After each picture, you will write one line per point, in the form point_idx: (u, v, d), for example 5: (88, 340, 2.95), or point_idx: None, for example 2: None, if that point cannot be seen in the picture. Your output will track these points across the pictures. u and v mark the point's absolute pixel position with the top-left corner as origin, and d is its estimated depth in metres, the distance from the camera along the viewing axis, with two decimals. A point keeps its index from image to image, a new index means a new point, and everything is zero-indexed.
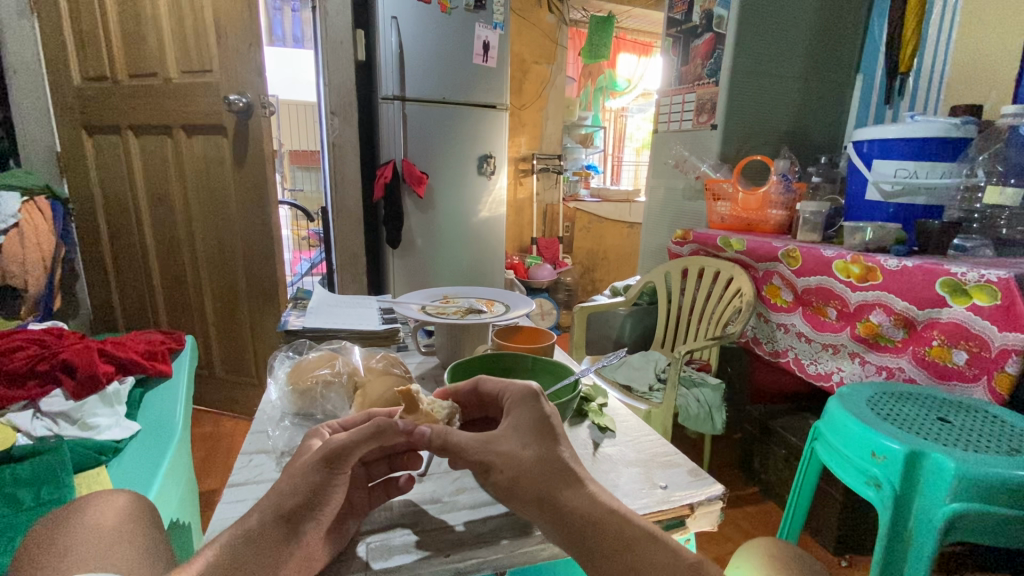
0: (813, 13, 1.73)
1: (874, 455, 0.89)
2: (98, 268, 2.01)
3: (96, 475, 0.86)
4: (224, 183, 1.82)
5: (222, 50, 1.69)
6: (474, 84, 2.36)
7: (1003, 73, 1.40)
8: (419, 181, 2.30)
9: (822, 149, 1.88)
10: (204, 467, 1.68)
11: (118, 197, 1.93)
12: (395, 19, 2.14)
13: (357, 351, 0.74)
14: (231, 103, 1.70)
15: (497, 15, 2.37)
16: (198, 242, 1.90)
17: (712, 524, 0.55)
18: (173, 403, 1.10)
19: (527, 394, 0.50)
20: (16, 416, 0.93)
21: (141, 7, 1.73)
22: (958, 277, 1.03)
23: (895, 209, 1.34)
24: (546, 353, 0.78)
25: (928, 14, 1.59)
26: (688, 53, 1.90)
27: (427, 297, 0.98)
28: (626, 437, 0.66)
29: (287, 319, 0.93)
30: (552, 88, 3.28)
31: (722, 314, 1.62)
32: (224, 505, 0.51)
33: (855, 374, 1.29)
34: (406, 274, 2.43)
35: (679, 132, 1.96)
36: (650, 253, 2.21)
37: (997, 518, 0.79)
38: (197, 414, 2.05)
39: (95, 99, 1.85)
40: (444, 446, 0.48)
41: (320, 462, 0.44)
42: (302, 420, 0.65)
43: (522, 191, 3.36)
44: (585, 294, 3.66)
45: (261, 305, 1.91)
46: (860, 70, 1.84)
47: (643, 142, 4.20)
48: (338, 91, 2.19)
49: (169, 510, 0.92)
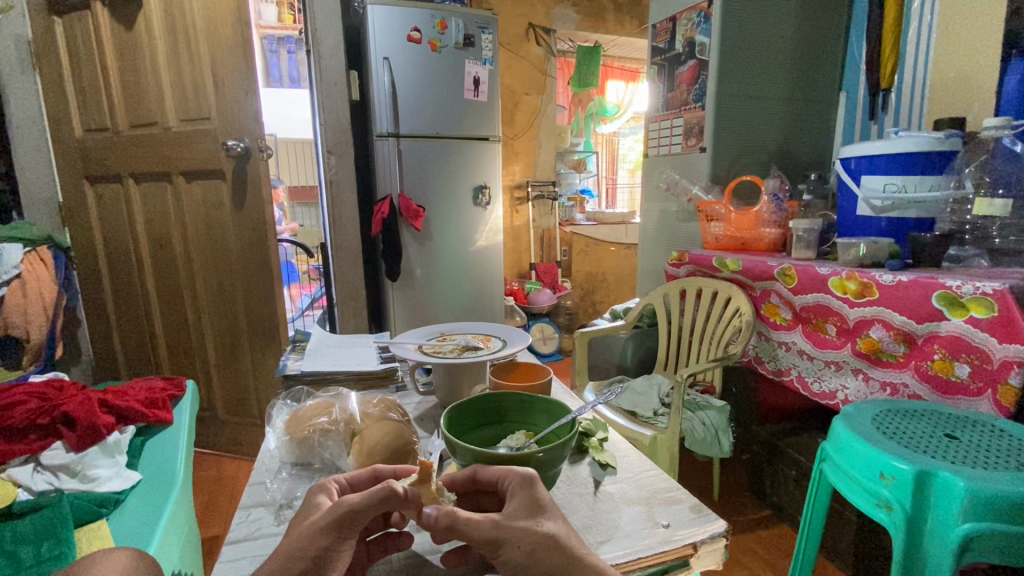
0: (793, 36, 1.78)
1: (883, 476, 0.88)
2: (100, 314, 2.03)
3: (97, 529, 0.85)
4: (224, 225, 1.84)
5: (220, 98, 1.74)
6: (466, 117, 2.41)
7: (982, 86, 1.43)
8: (416, 215, 2.33)
9: (811, 166, 1.90)
10: (206, 512, 1.66)
11: (120, 243, 1.95)
12: (387, 59, 2.22)
13: (355, 397, 0.73)
14: (228, 148, 1.74)
15: (487, 51, 2.43)
16: (198, 285, 1.92)
17: (716, 562, 0.54)
18: (174, 450, 1.09)
19: (526, 479, 0.48)
20: (16, 471, 0.93)
21: (141, 60, 1.78)
22: (954, 290, 1.03)
23: (887, 223, 1.34)
24: (543, 390, 0.79)
25: (905, 33, 1.63)
26: (673, 79, 1.94)
27: (424, 335, 0.98)
28: (627, 473, 0.66)
29: (285, 363, 0.94)
30: (544, 117, 3.35)
31: (722, 334, 1.62)
32: (221, 564, 0.50)
33: (859, 391, 1.28)
34: (407, 306, 2.45)
35: (669, 155, 1.99)
36: (647, 275, 2.22)
37: (1012, 538, 0.78)
38: (199, 457, 2.03)
39: (96, 150, 1.89)
40: (450, 525, 0.44)
41: (329, 526, 0.44)
42: (300, 470, 0.65)
43: (519, 218, 3.40)
44: (586, 316, 3.67)
45: (263, 345, 1.92)
46: (842, 88, 1.87)
47: (636, 163, 4.26)
48: (334, 130, 2.24)
49: (169, 562, 0.90)
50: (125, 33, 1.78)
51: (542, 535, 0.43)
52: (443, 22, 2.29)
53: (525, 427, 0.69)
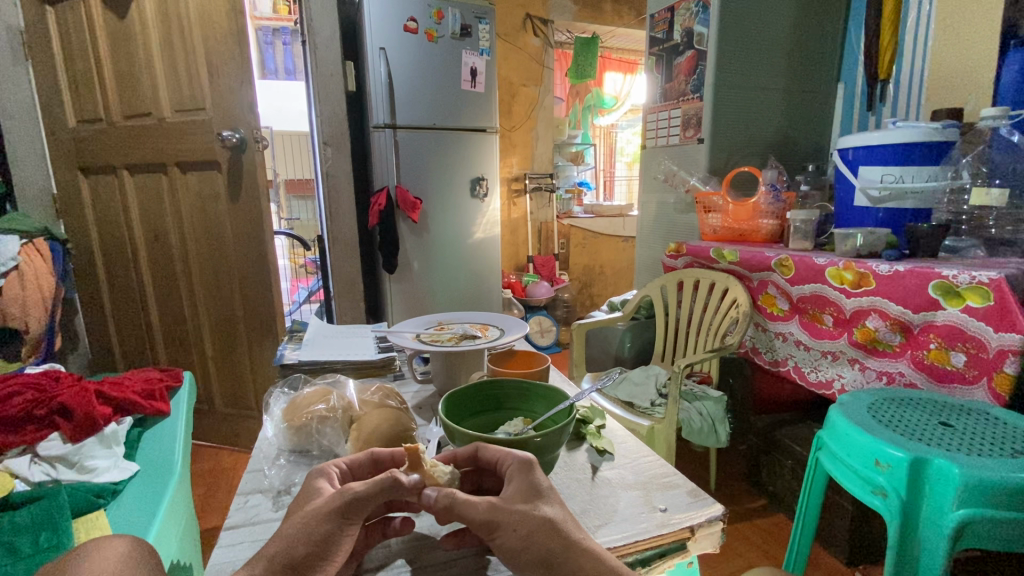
0: (792, 26, 1.77)
1: (878, 463, 0.88)
2: (96, 306, 2.02)
3: (95, 519, 0.85)
4: (220, 217, 1.83)
5: (215, 88, 1.73)
6: (463, 108, 2.40)
7: (981, 76, 1.43)
8: (413, 207, 2.32)
9: (809, 158, 1.90)
10: (206, 503, 1.66)
11: (114, 235, 1.94)
12: (383, 49, 2.19)
13: (352, 385, 0.74)
14: (224, 139, 1.73)
15: (484, 41, 2.42)
16: (195, 277, 1.91)
17: (714, 546, 0.55)
18: (172, 441, 1.08)
19: (525, 463, 0.48)
20: (13, 462, 0.92)
21: (134, 50, 1.77)
22: (951, 280, 1.03)
23: (885, 214, 1.35)
24: (540, 378, 0.80)
25: (903, 22, 1.62)
26: (671, 70, 1.93)
27: (422, 324, 0.98)
28: (625, 459, 0.66)
29: (282, 352, 0.93)
30: (541, 109, 3.33)
31: (720, 325, 1.62)
32: (220, 549, 0.50)
33: (855, 380, 1.29)
34: (405, 299, 2.45)
35: (667, 147, 1.99)
36: (645, 267, 2.22)
37: (1007, 524, 0.78)
38: (198, 450, 2.03)
39: (90, 141, 1.88)
40: (449, 507, 0.45)
41: (334, 512, 0.43)
42: (297, 458, 0.65)
43: (516, 211, 3.39)
44: (584, 309, 3.68)
45: (260, 338, 1.91)
46: (840, 80, 1.87)
47: (633, 156, 4.24)
48: (330, 121, 2.22)
49: (168, 552, 0.91)
50: (118, 23, 1.76)
51: (541, 519, 0.43)
52: (439, 12, 2.28)
53: (523, 414, 0.69)
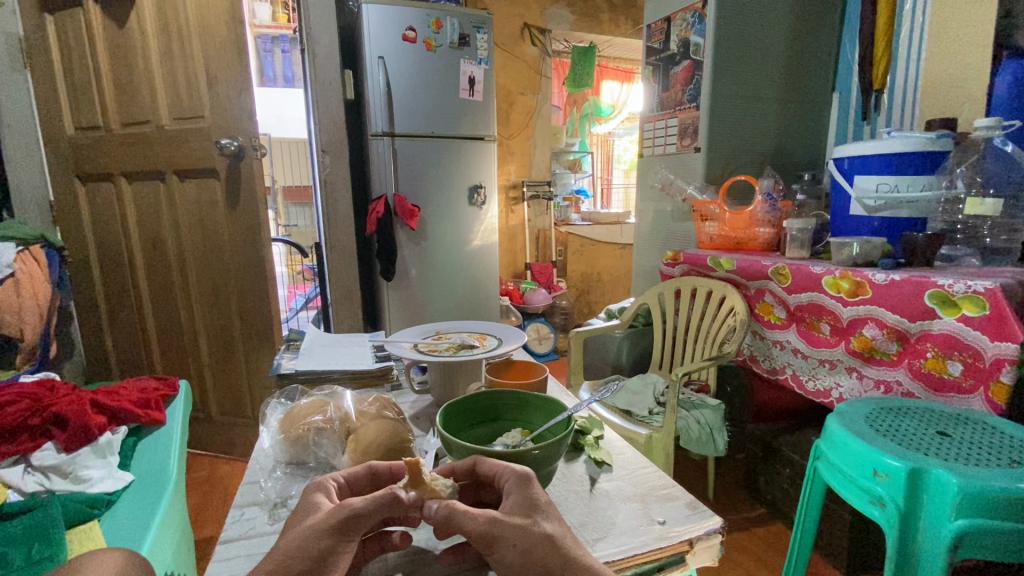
0: (787, 37, 1.79)
1: (876, 473, 0.88)
2: (92, 312, 2.01)
3: (89, 530, 0.84)
4: (217, 224, 1.83)
5: (213, 97, 1.73)
6: (462, 116, 2.41)
7: (974, 87, 1.44)
8: (411, 214, 2.33)
9: (805, 167, 1.91)
10: (200, 513, 1.65)
11: (111, 242, 1.94)
12: (382, 59, 2.22)
13: (350, 396, 0.73)
14: (222, 147, 1.73)
15: (481, 50, 2.42)
16: (192, 285, 1.90)
17: (712, 559, 0.55)
18: (168, 451, 1.08)
19: (523, 477, 0.48)
20: (7, 472, 0.91)
21: (133, 58, 1.77)
22: (946, 289, 1.03)
23: (881, 223, 1.35)
24: (538, 388, 0.80)
25: (897, 33, 1.64)
26: (667, 80, 1.95)
27: (420, 334, 0.98)
28: (623, 471, 0.66)
29: (279, 361, 0.93)
30: (540, 117, 3.35)
31: (718, 333, 1.62)
32: (216, 563, 0.50)
33: (853, 389, 1.29)
34: (402, 306, 2.45)
35: (664, 155, 2.00)
36: (642, 274, 2.23)
37: (1006, 534, 0.78)
38: (194, 458, 2.01)
39: (87, 148, 1.88)
40: (449, 517, 0.45)
41: (332, 527, 0.43)
42: (295, 469, 0.65)
43: (514, 218, 3.40)
44: (581, 316, 3.69)
45: (257, 346, 1.91)
46: (835, 90, 1.88)
47: (630, 164, 4.26)
48: (328, 129, 2.23)
49: (163, 563, 0.90)
50: (118, 31, 1.76)
51: (540, 535, 0.43)
52: (438, 22, 2.29)
53: (522, 425, 0.69)
